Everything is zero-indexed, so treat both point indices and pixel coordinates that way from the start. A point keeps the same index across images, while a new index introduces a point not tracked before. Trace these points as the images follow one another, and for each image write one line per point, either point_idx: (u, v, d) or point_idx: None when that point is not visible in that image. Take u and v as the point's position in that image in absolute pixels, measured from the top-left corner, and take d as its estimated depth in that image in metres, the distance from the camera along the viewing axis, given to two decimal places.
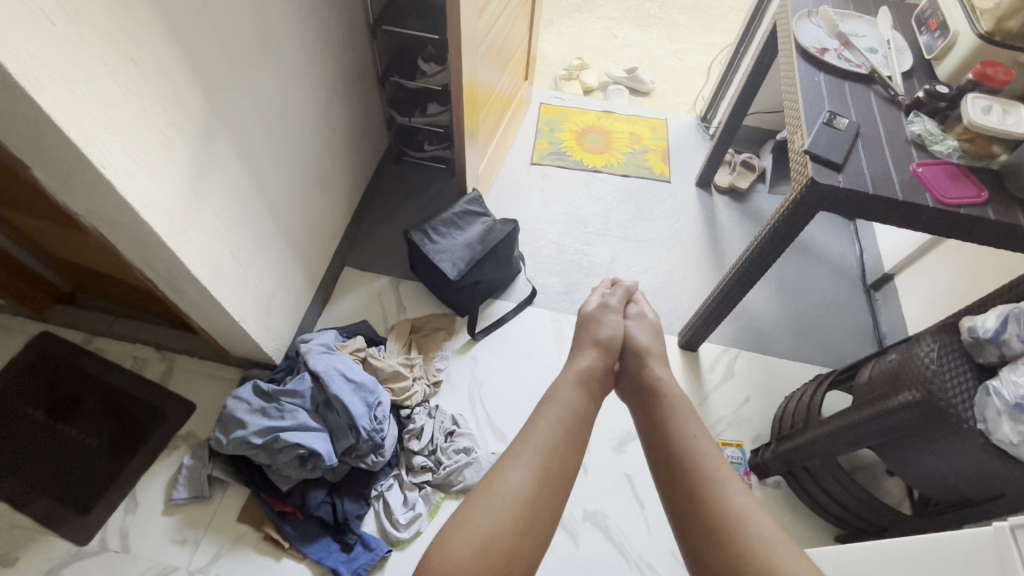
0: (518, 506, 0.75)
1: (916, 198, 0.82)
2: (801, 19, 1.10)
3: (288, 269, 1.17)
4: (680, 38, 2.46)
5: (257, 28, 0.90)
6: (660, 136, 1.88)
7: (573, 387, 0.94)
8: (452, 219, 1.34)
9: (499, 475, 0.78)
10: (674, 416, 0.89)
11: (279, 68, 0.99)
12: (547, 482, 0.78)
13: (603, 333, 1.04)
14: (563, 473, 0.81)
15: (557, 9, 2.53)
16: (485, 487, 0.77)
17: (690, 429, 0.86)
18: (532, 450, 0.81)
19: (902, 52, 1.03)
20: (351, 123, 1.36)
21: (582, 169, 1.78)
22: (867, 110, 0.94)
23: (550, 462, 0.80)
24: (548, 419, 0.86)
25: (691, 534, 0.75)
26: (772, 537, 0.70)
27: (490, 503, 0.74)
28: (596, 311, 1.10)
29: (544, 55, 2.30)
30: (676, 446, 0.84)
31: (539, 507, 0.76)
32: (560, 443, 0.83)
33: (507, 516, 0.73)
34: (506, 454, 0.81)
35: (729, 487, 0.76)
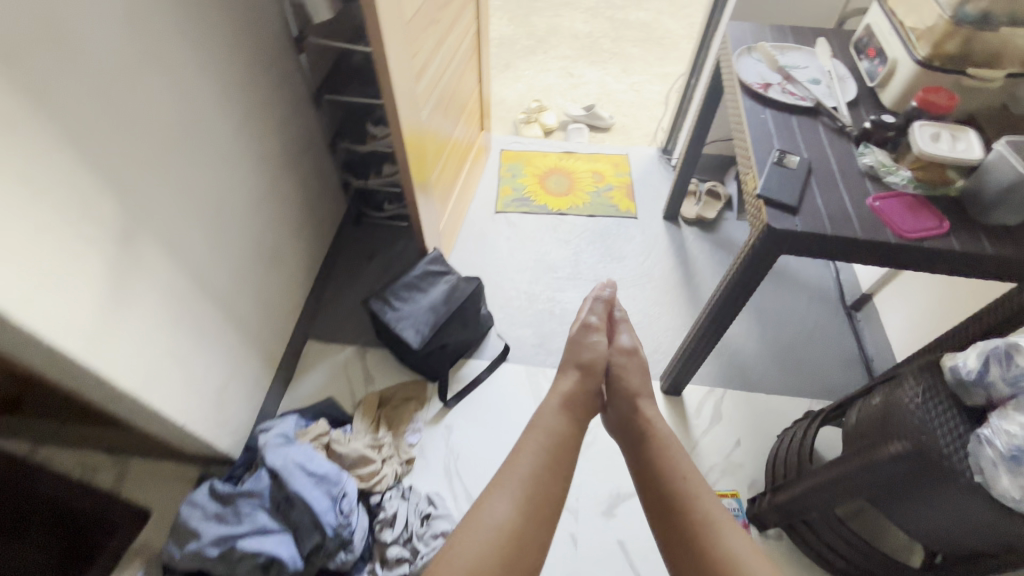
0: (504, 538, 0.76)
1: (878, 236, 0.79)
2: (742, 55, 1.10)
3: (241, 356, 1.11)
4: (635, 70, 2.50)
5: (180, 120, 0.87)
6: (623, 172, 1.88)
7: (555, 414, 0.95)
8: (413, 282, 1.29)
9: (485, 507, 0.80)
10: (666, 455, 0.90)
11: (212, 155, 0.96)
12: (532, 511, 0.80)
13: (584, 356, 1.04)
14: (548, 502, 0.83)
15: (512, 53, 2.57)
16: (470, 519, 0.79)
17: (681, 468, 0.88)
18: (517, 480, 0.83)
19: (845, 81, 1.03)
20: (303, 194, 1.32)
21: (548, 213, 1.76)
22: (818, 144, 0.92)
23: (535, 494, 0.82)
24: (530, 449, 0.88)
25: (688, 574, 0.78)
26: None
27: (470, 537, 0.76)
28: (578, 333, 1.10)
29: (502, 100, 2.32)
30: (669, 486, 0.86)
31: (525, 538, 0.78)
32: (543, 473, 0.84)
33: (491, 547, 0.75)
34: (491, 487, 0.83)
35: (727, 532, 0.78)
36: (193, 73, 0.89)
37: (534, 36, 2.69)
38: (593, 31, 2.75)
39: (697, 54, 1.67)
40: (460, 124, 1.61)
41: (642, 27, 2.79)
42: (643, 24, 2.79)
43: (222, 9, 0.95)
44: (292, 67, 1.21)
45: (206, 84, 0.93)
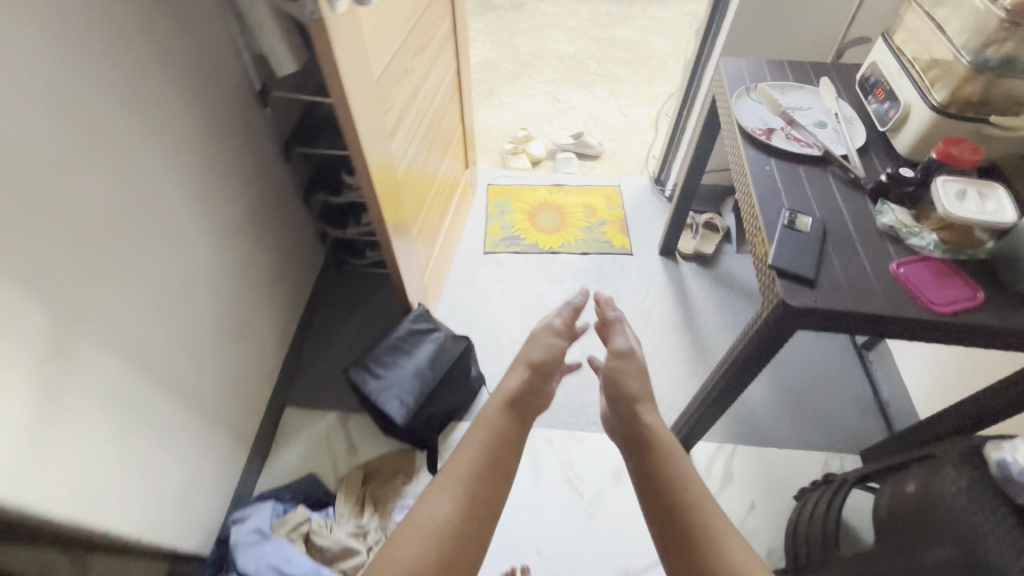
0: (444, 538, 0.72)
1: (907, 310, 0.70)
2: (740, 98, 1.03)
3: (208, 442, 1.01)
4: (623, 93, 2.43)
5: (117, 207, 0.77)
6: (615, 204, 1.81)
7: (499, 408, 0.91)
8: (396, 344, 1.20)
9: (424, 507, 0.76)
10: (667, 461, 0.85)
11: (160, 235, 0.87)
12: (471, 509, 0.76)
13: (534, 356, 1.01)
14: (490, 499, 0.79)
15: (496, 78, 2.50)
16: (410, 519, 0.75)
17: (682, 471, 0.82)
18: (458, 476, 0.79)
19: (854, 124, 0.95)
20: (275, 252, 1.23)
21: (539, 251, 1.68)
22: (831, 200, 0.84)
23: (476, 491, 0.78)
24: (475, 445, 0.85)
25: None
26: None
27: (407, 538, 0.72)
28: (539, 333, 1.08)
29: (487, 129, 2.25)
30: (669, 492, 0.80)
31: (463, 539, 0.73)
32: (485, 470, 0.80)
33: (428, 546, 0.70)
34: (433, 486, 0.79)
35: (729, 540, 0.72)
36: (133, 150, 0.80)
37: (519, 60, 2.62)
38: (579, 52, 2.69)
39: (687, 87, 1.59)
40: (444, 165, 1.53)
41: (628, 46, 2.73)
42: (629, 43, 2.73)
43: (171, 76, 0.87)
44: (258, 122, 1.12)
45: (151, 160, 0.84)
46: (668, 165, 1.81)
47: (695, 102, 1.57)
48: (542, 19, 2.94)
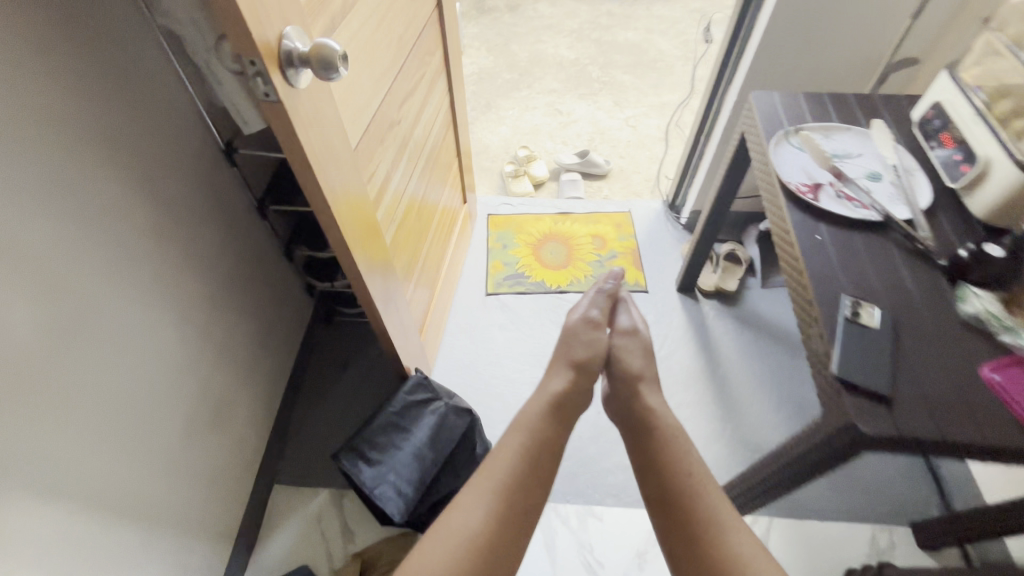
0: (477, 546, 0.76)
1: (1009, 439, 0.57)
2: (778, 143, 0.89)
3: (176, 552, 0.89)
4: (630, 101, 2.28)
5: (34, 331, 0.64)
6: (626, 234, 1.67)
7: (539, 410, 0.92)
8: (393, 421, 1.07)
9: (459, 516, 0.80)
10: (671, 451, 0.88)
11: (98, 345, 0.74)
12: (508, 518, 0.80)
13: (579, 356, 0.99)
14: (528, 509, 0.82)
15: (494, 90, 2.35)
16: (444, 527, 0.79)
17: (689, 460, 0.85)
18: (491, 481, 0.83)
19: (916, 177, 0.82)
20: (254, 318, 1.11)
21: (545, 291, 1.55)
22: (898, 281, 0.71)
23: (513, 501, 0.81)
24: (511, 449, 0.87)
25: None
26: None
27: (444, 548, 0.76)
28: (578, 325, 1.05)
29: (486, 147, 2.11)
30: (674, 483, 0.84)
31: (497, 544, 0.77)
32: (520, 479, 0.83)
33: (461, 554, 0.75)
34: (467, 495, 0.83)
35: (732, 530, 0.77)
36: (56, 255, 0.67)
37: (517, 67, 2.47)
38: (581, 58, 2.53)
39: (701, 112, 1.43)
40: (441, 204, 1.40)
41: (633, 49, 2.57)
42: (634, 46, 2.57)
43: (107, 157, 0.73)
44: (226, 180, 0.99)
45: (83, 258, 0.71)
46: (681, 191, 1.67)
47: (712, 129, 1.42)
48: (541, 21, 2.77)
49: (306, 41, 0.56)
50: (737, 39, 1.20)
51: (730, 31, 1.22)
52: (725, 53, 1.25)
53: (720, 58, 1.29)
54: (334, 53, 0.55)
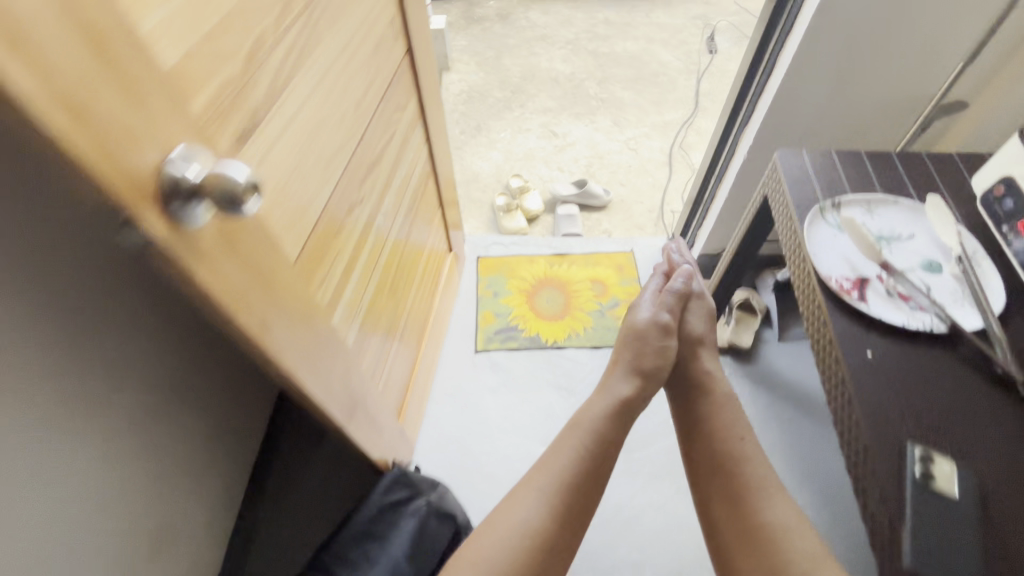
0: (536, 540, 0.80)
1: None
2: (813, 223, 0.74)
3: None
4: (630, 121, 2.13)
5: None
6: (629, 278, 1.54)
7: (600, 411, 0.96)
8: (366, 530, 0.93)
9: (522, 498, 0.85)
10: (722, 418, 0.97)
11: None
12: (569, 515, 0.83)
13: (648, 365, 1.00)
14: (585, 506, 0.86)
15: (484, 110, 2.20)
16: (506, 507, 0.84)
17: (738, 438, 0.92)
18: (550, 478, 0.86)
19: (984, 269, 0.67)
20: (209, 408, 0.96)
21: (541, 347, 1.40)
22: (972, 423, 0.57)
23: (574, 494, 0.85)
24: (570, 450, 0.90)
25: (734, 542, 0.83)
26: (806, 554, 0.76)
27: (504, 531, 0.80)
28: (645, 330, 1.05)
29: (478, 176, 1.97)
30: (724, 447, 0.92)
31: (556, 543, 0.81)
32: (582, 475, 0.87)
33: (522, 546, 0.78)
34: (530, 482, 0.87)
35: (774, 497, 0.84)
36: None
37: (509, 84, 2.32)
38: (577, 72, 2.38)
39: (712, 151, 1.29)
40: (424, 258, 1.26)
41: (632, 61, 2.42)
42: (633, 58, 2.42)
43: None
44: None
45: None
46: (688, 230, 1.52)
47: (723, 170, 1.27)
48: (533, 30, 2.62)
49: (216, 165, 0.41)
50: (755, 76, 1.07)
51: (746, 67, 1.08)
52: (741, 90, 1.11)
53: (732, 94, 1.15)
54: (234, 184, 0.40)
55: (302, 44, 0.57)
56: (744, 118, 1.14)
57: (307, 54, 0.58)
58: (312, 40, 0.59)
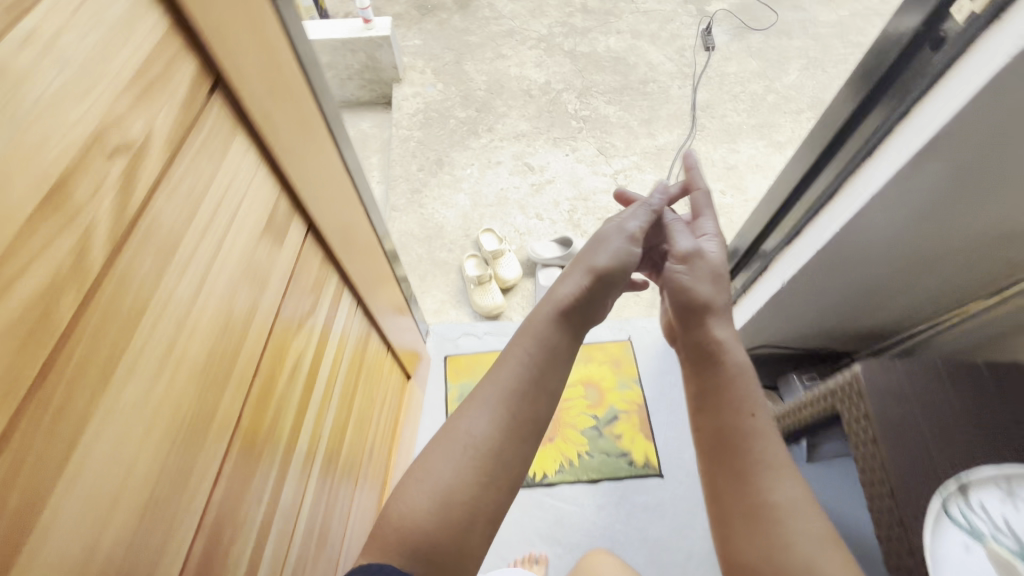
0: (483, 456, 0.63)
1: None
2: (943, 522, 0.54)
3: None
4: (618, 148, 1.83)
5: None
6: (627, 379, 1.29)
7: (551, 321, 0.75)
8: None
9: (460, 421, 0.65)
10: (733, 388, 0.76)
11: None
12: (512, 430, 0.65)
13: (603, 261, 0.81)
14: (536, 423, 0.68)
15: (445, 138, 1.86)
16: (445, 434, 0.65)
17: (747, 409, 0.73)
18: (497, 392, 0.67)
19: None
20: None
21: (527, 485, 1.16)
22: None
23: (519, 409, 0.66)
24: (513, 359, 0.71)
25: (730, 515, 0.68)
26: (820, 558, 0.60)
27: (444, 462, 0.61)
28: (608, 232, 0.88)
29: (441, 229, 1.65)
30: (730, 420, 0.73)
31: (506, 460, 0.63)
32: (528, 384, 0.68)
33: (468, 467, 0.62)
34: (469, 401, 0.67)
35: (784, 479, 0.67)
36: None
37: (473, 100, 1.97)
38: (552, 80, 2.02)
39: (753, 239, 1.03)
40: (382, 409, 0.98)
41: (617, 63, 2.07)
42: (617, 60, 2.07)
43: None
44: None
45: None
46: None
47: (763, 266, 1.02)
48: (499, 23, 2.21)
49: None
50: (820, 179, 0.81)
51: (808, 163, 0.82)
52: (800, 187, 0.86)
53: (785, 187, 0.89)
54: None
55: (20, 499, 0.28)
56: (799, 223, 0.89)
57: (44, 499, 0.29)
58: (63, 439, 0.30)
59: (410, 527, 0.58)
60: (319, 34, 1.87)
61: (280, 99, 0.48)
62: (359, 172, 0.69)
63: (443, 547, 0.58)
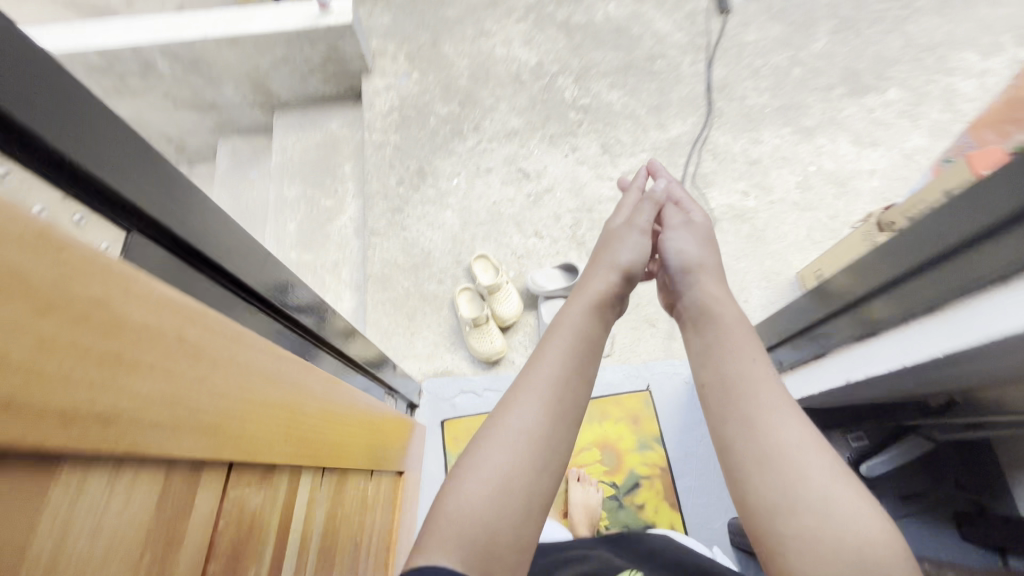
0: (539, 447, 0.64)
1: None
2: None
3: None
4: (625, 143, 1.60)
5: None
6: (648, 438, 1.16)
7: (586, 313, 0.81)
8: None
9: (506, 412, 0.68)
10: (727, 339, 0.74)
11: None
12: (559, 414, 0.68)
13: (624, 258, 0.91)
14: (575, 406, 0.71)
15: (426, 141, 1.63)
16: (493, 422, 0.67)
17: (746, 356, 0.70)
18: (545, 380, 0.70)
19: None
20: None
21: None
22: None
23: (564, 397, 0.70)
24: (555, 351, 0.75)
25: (736, 464, 0.61)
26: (839, 496, 0.54)
27: (497, 449, 0.63)
28: (619, 229, 0.97)
29: (428, 256, 1.47)
30: (727, 369, 0.70)
31: (558, 440, 0.66)
32: (568, 372, 0.72)
33: (524, 453, 0.63)
34: (511, 392, 0.71)
35: (785, 420, 0.61)
36: None
37: (456, 92, 1.71)
38: (545, 61, 1.75)
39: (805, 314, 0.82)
40: (372, 515, 0.82)
41: (618, 35, 1.79)
42: (619, 31, 1.79)
43: None
44: None
45: None
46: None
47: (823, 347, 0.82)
48: None
49: None
50: (902, 291, 0.59)
51: (894, 265, 0.59)
52: (878, 289, 0.63)
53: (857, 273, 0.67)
54: None
55: None
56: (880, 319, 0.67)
57: None
58: None
59: (468, 517, 0.57)
60: (269, 24, 1.58)
61: (134, 310, 0.29)
62: (257, 275, 0.49)
63: (502, 531, 0.57)
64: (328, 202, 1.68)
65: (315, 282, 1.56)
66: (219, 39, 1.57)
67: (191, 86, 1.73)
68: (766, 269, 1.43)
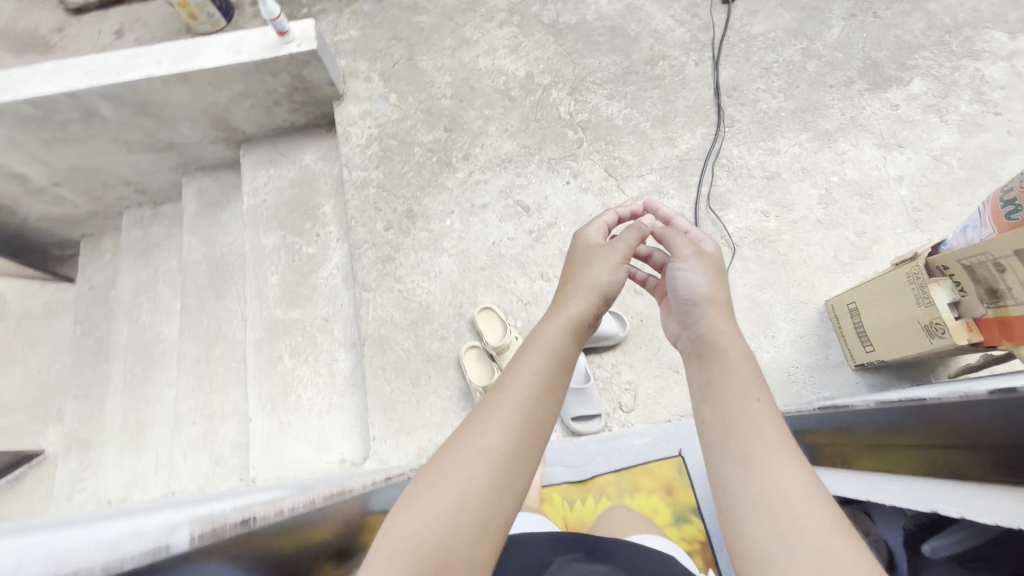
0: (498, 467, 0.60)
1: None
2: None
3: None
4: (630, 163, 1.46)
5: None
6: (687, 514, 1.08)
7: (563, 328, 0.74)
8: None
9: (470, 429, 0.63)
10: (728, 369, 0.69)
11: None
12: (526, 432, 0.63)
13: (603, 279, 0.81)
14: (546, 424, 0.65)
15: (413, 175, 1.48)
16: (456, 439, 0.63)
17: (750, 393, 0.65)
18: (513, 400, 0.65)
19: None
20: None
21: None
22: None
23: (532, 414, 0.64)
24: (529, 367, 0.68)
25: (732, 506, 0.58)
26: (837, 550, 0.50)
27: (457, 470, 0.59)
28: (598, 246, 0.87)
29: (427, 309, 1.35)
30: (729, 407, 0.65)
31: (521, 462, 0.62)
32: (541, 389, 0.66)
33: (483, 474, 0.59)
34: (479, 409, 0.65)
35: (783, 463, 0.58)
36: None
37: (440, 114, 1.54)
38: (535, 71, 1.58)
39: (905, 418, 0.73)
40: None
41: (614, 35, 1.61)
42: (615, 30, 1.62)
43: None
44: None
45: None
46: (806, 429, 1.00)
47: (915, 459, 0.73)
48: None
49: None
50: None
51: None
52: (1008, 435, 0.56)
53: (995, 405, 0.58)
54: None
55: None
56: (1010, 467, 0.58)
57: None
58: None
59: (422, 536, 0.55)
60: (222, 56, 1.39)
61: None
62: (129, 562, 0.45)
63: (456, 553, 0.55)
64: (311, 249, 1.53)
65: (305, 342, 1.43)
66: (167, 78, 1.38)
67: (143, 127, 1.54)
68: (793, 298, 1.32)
